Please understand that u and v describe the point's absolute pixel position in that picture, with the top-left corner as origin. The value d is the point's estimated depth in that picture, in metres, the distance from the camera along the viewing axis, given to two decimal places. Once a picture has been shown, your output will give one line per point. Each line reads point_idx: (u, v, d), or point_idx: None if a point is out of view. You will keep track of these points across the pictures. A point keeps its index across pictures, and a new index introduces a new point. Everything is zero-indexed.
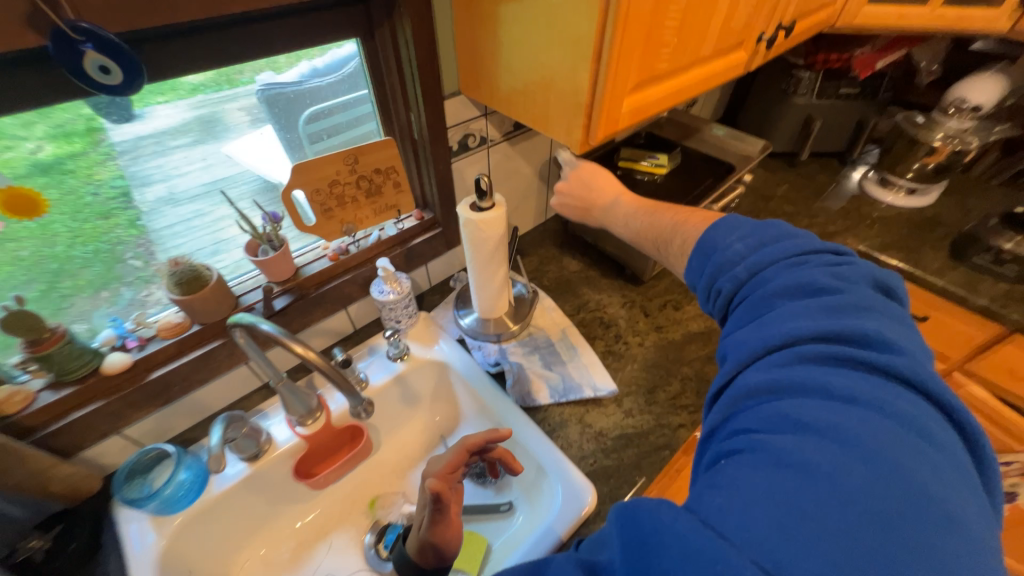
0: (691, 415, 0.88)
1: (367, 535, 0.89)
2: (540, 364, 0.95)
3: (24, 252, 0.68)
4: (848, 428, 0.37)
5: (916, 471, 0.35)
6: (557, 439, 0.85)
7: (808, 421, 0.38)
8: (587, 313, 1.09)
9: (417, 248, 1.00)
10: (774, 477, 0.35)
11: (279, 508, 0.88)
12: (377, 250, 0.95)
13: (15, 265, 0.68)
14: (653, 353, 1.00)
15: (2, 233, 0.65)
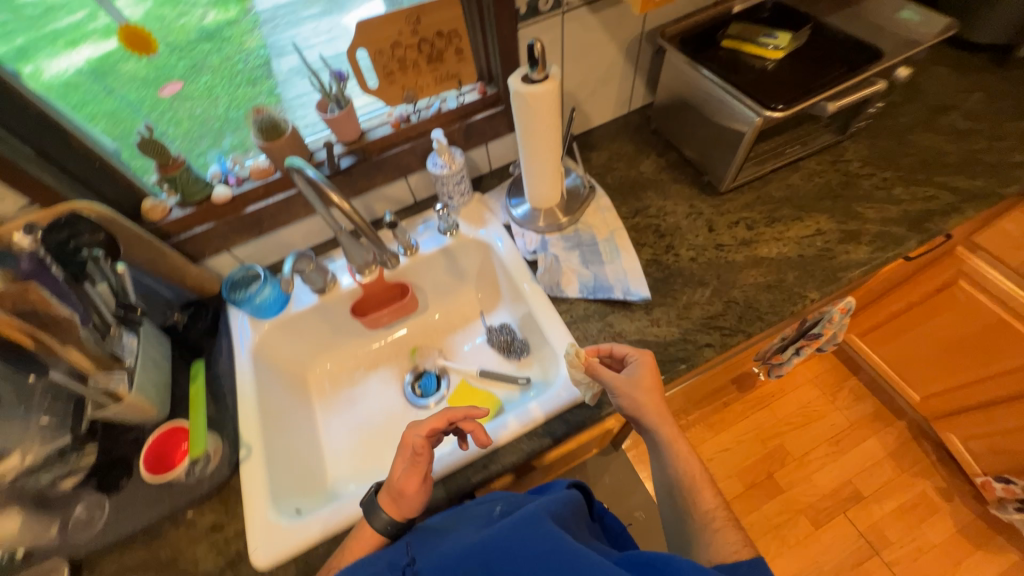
0: (721, 337, 0.84)
1: (407, 374, 1.08)
2: (578, 261, 0.95)
3: (198, 110, 0.91)
4: None
5: None
6: (574, 330, 0.88)
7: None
8: (644, 218, 1.02)
9: (477, 125, 0.99)
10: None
11: (343, 337, 1.08)
12: (437, 122, 0.96)
13: (194, 121, 0.91)
14: (703, 270, 0.92)
15: (183, 92, 0.88)
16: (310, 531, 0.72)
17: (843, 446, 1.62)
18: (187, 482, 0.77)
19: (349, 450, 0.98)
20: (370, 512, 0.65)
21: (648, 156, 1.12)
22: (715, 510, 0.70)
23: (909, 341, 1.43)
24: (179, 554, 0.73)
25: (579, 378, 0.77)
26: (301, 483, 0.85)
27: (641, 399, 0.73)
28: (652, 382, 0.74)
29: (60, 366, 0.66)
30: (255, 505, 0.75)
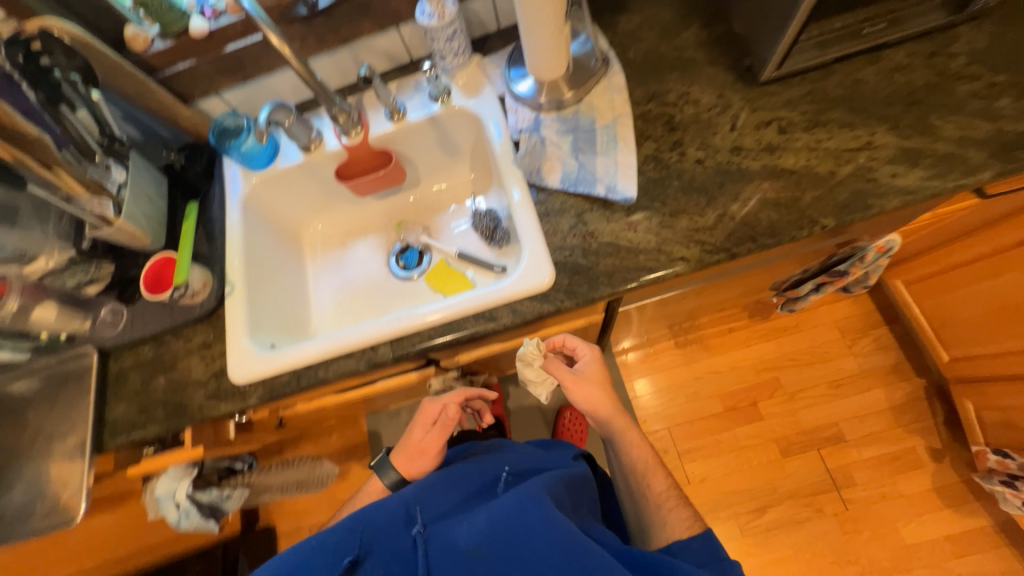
0: (700, 253, 0.76)
1: (393, 246, 1.10)
2: (567, 148, 0.85)
3: None
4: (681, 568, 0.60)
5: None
6: (546, 223, 0.83)
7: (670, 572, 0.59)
8: (658, 106, 0.87)
9: None
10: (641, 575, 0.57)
11: (334, 200, 1.10)
12: None
13: None
14: (706, 176, 0.80)
15: None
16: (277, 363, 0.83)
17: (842, 391, 1.56)
18: (182, 304, 0.89)
19: (333, 305, 1.07)
20: (382, 469, 0.92)
21: (687, 27, 0.91)
22: (666, 492, 0.84)
23: (961, 298, 1.24)
24: (178, 360, 0.88)
25: (533, 376, 0.90)
26: (282, 325, 0.96)
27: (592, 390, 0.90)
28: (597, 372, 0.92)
29: (52, 188, 0.72)
30: (235, 334, 0.86)
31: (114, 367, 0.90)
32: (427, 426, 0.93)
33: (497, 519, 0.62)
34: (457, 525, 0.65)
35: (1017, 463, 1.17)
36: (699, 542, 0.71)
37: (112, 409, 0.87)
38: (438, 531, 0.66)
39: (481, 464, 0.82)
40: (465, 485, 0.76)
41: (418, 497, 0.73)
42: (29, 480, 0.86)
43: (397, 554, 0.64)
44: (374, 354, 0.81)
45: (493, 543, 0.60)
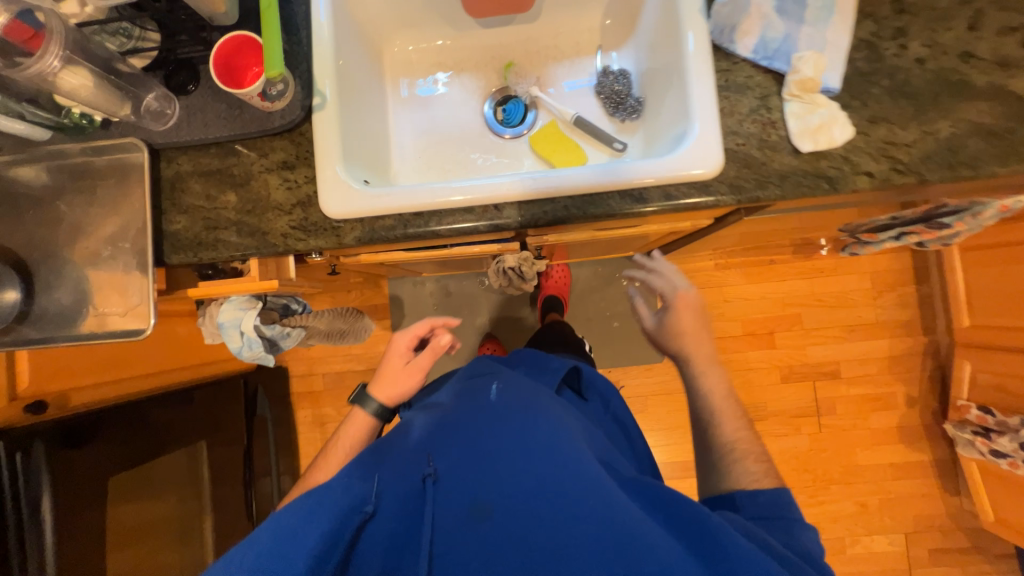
0: (889, 172, 0.67)
1: (492, 94, 0.94)
2: (772, 6, 0.68)
3: None
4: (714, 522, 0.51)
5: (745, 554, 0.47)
6: (723, 100, 0.70)
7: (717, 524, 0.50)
8: None
9: None
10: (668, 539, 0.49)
11: (433, 14, 0.89)
12: None
13: None
14: (920, 82, 0.68)
15: None
16: (380, 202, 0.71)
17: (853, 335, 1.66)
18: (258, 109, 0.71)
19: (416, 151, 0.93)
20: (361, 400, 0.92)
21: None
22: (738, 440, 0.72)
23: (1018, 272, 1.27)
24: (252, 178, 0.74)
25: (663, 281, 0.91)
26: (369, 161, 0.82)
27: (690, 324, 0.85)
28: (693, 318, 0.85)
29: None
30: (326, 159, 0.72)
31: (169, 171, 0.75)
32: (405, 355, 0.96)
33: (518, 480, 0.55)
34: (466, 468, 0.58)
35: (995, 420, 1.34)
36: (766, 497, 0.63)
37: (172, 221, 0.74)
38: (449, 473, 0.58)
39: (476, 390, 0.73)
40: (454, 413, 0.68)
41: (418, 444, 0.64)
42: (75, 284, 0.76)
43: (406, 499, 0.57)
44: (497, 214, 0.72)
45: (501, 501, 0.54)
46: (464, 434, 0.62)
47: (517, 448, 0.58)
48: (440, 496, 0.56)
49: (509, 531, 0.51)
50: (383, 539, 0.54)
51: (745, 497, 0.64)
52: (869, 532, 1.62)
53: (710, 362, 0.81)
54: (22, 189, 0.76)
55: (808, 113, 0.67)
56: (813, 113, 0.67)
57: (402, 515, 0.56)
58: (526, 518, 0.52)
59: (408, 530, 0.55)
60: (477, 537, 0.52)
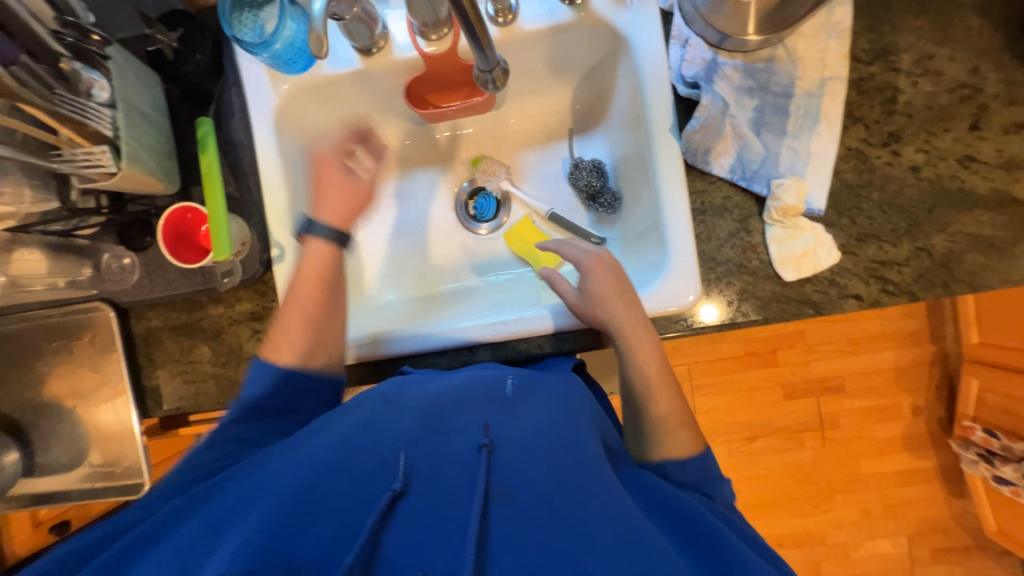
0: (878, 293, 0.63)
1: (463, 186, 0.88)
2: (748, 123, 0.62)
3: None
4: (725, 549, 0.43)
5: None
6: (698, 224, 0.66)
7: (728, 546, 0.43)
8: (886, 71, 0.62)
9: None
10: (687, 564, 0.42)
11: (387, 114, 0.82)
12: None
13: None
14: (915, 194, 0.62)
15: None
16: (382, 344, 0.70)
17: (859, 348, 1.63)
18: (206, 267, 0.69)
19: (388, 256, 0.86)
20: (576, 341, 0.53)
21: None
22: (671, 413, 0.60)
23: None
24: (223, 330, 0.74)
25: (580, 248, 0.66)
26: None
27: (608, 290, 0.62)
28: (613, 283, 0.62)
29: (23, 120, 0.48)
30: (292, 310, 0.70)
31: (140, 327, 0.75)
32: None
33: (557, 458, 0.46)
34: (516, 449, 0.47)
35: (1000, 443, 1.40)
36: (695, 465, 0.57)
37: (151, 376, 0.75)
38: (497, 449, 0.46)
39: (482, 370, 0.62)
40: (478, 390, 0.56)
41: (436, 415, 0.51)
42: (71, 440, 0.78)
43: (446, 473, 0.45)
44: (469, 354, 0.71)
45: (543, 477, 0.44)
46: (496, 409, 0.52)
47: (564, 439, 0.49)
48: (493, 474, 0.44)
49: (562, 522, 0.41)
50: (410, 523, 0.41)
51: (677, 468, 0.57)
52: (873, 536, 1.64)
53: (635, 323, 0.61)
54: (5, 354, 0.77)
55: (791, 238, 0.63)
56: (796, 237, 0.63)
57: (428, 495, 0.43)
58: (564, 508, 0.42)
59: (438, 515, 0.41)
60: (522, 523, 0.41)
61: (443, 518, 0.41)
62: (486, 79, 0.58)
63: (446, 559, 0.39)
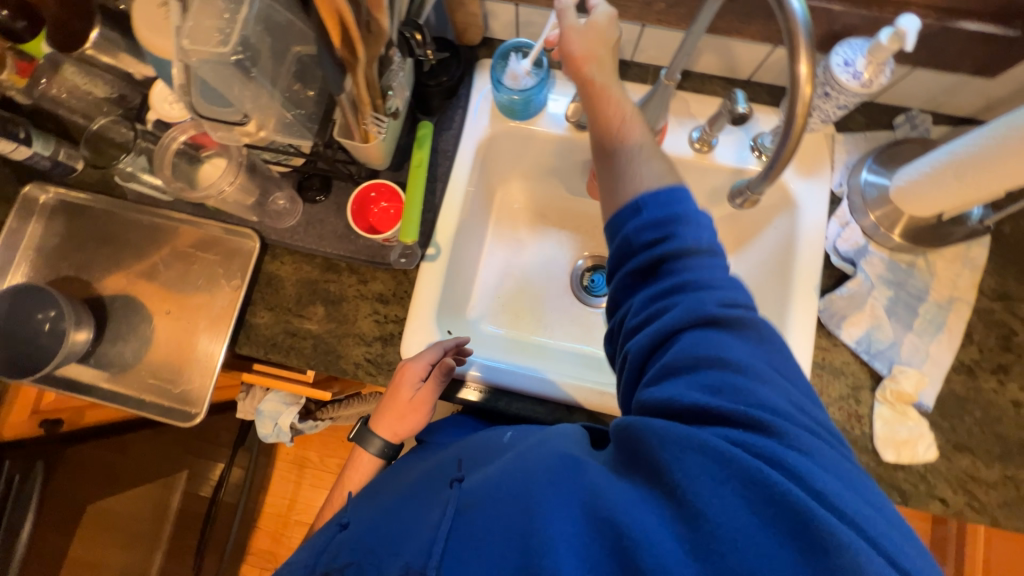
0: (964, 505, 0.66)
1: (581, 261, 0.96)
2: (883, 307, 0.70)
3: None
4: (734, 493, 0.36)
5: (796, 507, 0.35)
6: (815, 376, 0.71)
7: (744, 468, 0.37)
8: (1005, 311, 0.71)
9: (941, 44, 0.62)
10: (687, 531, 0.37)
11: (552, 175, 0.92)
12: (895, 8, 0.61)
13: None
14: (1013, 426, 0.68)
15: None
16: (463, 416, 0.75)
17: None
18: (368, 240, 0.74)
19: (500, 291, 0.92)
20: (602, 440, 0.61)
21: None
22: (663, 172, 0.54)
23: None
24: (345, 299, 0.76)
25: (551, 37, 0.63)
26: (453, 303, 0.83)
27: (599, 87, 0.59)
28: (602, 49, 0.58)
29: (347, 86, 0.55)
30: (422, 308, 0.73)
31: (271, 266, 0.77)
32: (413, 384, 0.68)
33: (523, 462, 0.46)
34: (485, 474, 0.49)
35: None
36: (662, 194, 0.51)
37: (256, 313, 0.76)
38: (464, 483, 0.50)
39: (485, 430, 0.63)
40: (475, 443, 0.60)
41: (433, 471, 0.58)
42: (142, 342, 0.77)
43: (424, 510, 0.50)
44: (565, 414, 0.73)
45: (495, 485, 0.45)
46: (479, 457, 0.56)
47: (532, 449, 0.48)
48: (460, 497, 0.47)
49: (514, 519, 0.41)
50: (372, 542, 0.49)
51: (649, 196, 0.51)
52: None
53: (609, 60, 0.59)
54: (133, 239, 0.79)
55: (897, 422, 0.67)
56: (902, 423, 0.67)
57: (389, 529, 0.50)
58: (512, 497, 0.43)
59: (397, 533, 0.48)
60: (477, 529, 0.42)
61: (419, 534, 0.45)
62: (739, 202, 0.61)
63: (419, 562, 0.42)
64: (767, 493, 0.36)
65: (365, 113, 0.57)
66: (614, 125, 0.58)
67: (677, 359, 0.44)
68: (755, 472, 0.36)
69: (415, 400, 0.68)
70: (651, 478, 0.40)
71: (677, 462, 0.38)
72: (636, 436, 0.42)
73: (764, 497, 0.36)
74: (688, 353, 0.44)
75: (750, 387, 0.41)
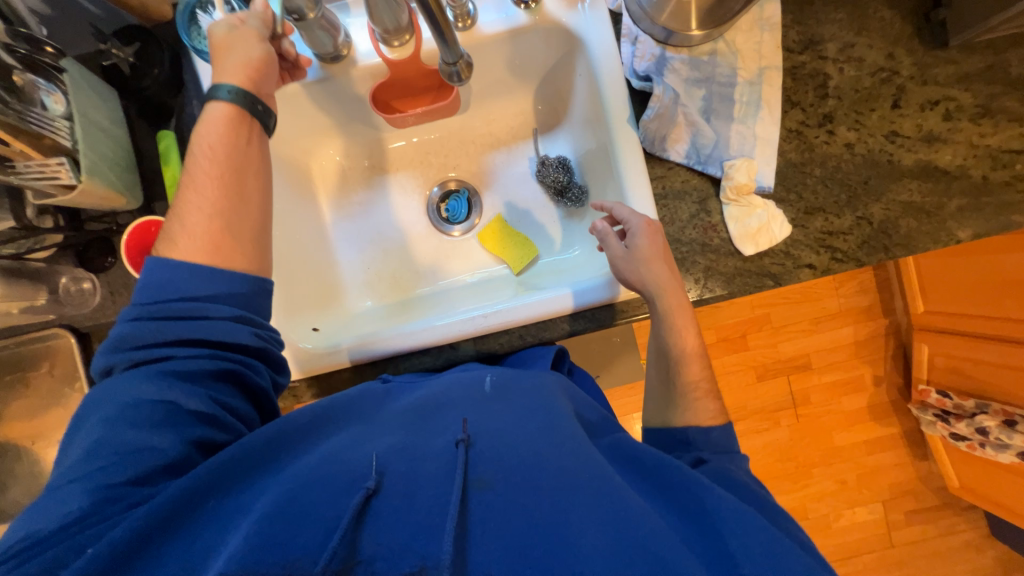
0: (829, 261, 0.68)
1: (434, 190, 0.89)
2: (699, 111, 0.67)
3: None
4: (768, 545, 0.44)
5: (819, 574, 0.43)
6: (662, 208, 0.69)
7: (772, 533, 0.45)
8: (815, 59, 0.69)
9: None
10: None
11: (354, 121, 0.83)
12: None
13: None
14: (853, 166, 0.68)
15: None
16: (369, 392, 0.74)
17: (820, 327, 1.69)
18: None
19: (364, 262, 0.86)
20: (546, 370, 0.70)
21: None
22: (699, 379, 0.64)
23: (988, 260, 1.25)
24: None
25: None
26: (311, 299, 0.79)
27: (670, 285, 0.62)
28: (655, 251, 0.62)
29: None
30: None
31: None
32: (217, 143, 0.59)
33: (564, 459, 0.48)
34: (493, 439, 0.50)
35: (953, 402, 1.47)
36: (719, 431, 0.61)
37: None
38: (475, 442, 0.49)
39: (457, 376, 0.64)
40: (455, 388, 0.59)
41: (419, 418, 0.55)
42: (30, 480, 0.74)
43: (428, 467, 0.48)
44: (453, 351, 0.72)
45: (517, 462, 0.48)
46: (473, 407, 0.55)
47: (545, 431, 0.52)
48: (470, 468, 0.47)
49: (547, 508, 0.45)
50: (406, 516, 0.44)
51: (699, 433, 0.61)
52: (850, 506, 1.68)
53: (684, 307, 0.63)
54: None
55: (747, 216, 0.67)
56: (751, 214, 0.67)
57: (421, 501, 0.45)
58: (538, 483, 0.47)
59: (428, 507, 0.45)
60: (502, 504, 0.45)
61: (432, 507, 0.45)
62: (452, 72, 0.56)
63: (431, 550, 0.42)
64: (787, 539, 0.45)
65: (11, 161, 0.51)
66: (647, 289, 0.63)
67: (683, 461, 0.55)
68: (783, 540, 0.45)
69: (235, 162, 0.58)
70: (687, 510, 0.48)
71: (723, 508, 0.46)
72: (681, 481, 0.49)
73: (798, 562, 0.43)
74: (713, 472, 0.55)
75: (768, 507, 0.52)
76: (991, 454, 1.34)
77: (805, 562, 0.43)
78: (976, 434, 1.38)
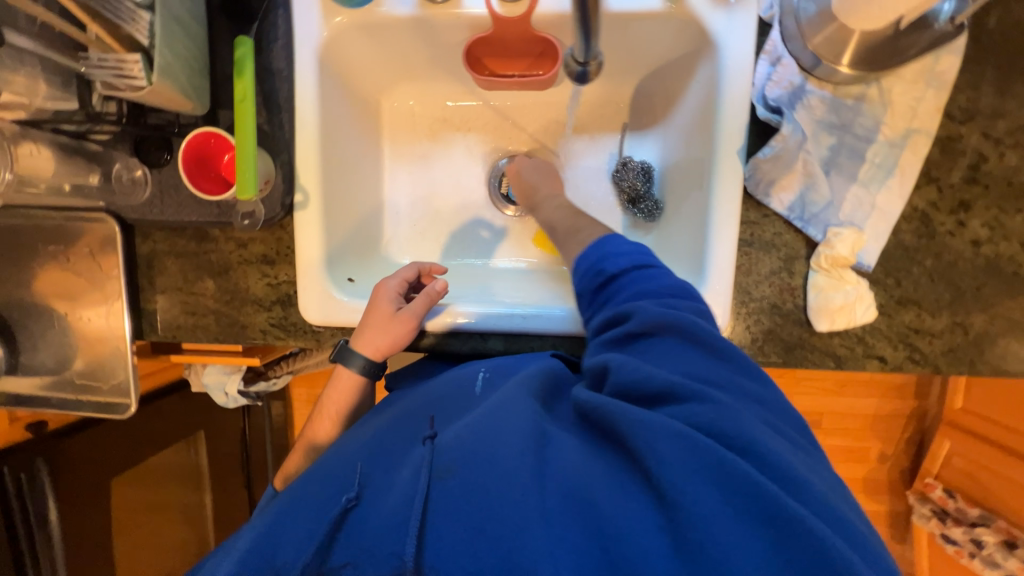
0: (904, 359, 0.62)
1: (502, 161, 0.82)
2: (820, 161, 0.60)
3: None
4: (695, 479, 0.38)
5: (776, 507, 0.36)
6: (742, 255, 0.63)
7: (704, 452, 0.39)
8: (975, 135, 0.59)
9: None
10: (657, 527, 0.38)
11: (437, 68, 0.75)
12: None
13: None
14: (971, 266, 0.60)
15: None
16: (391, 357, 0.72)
17: (844, 391, 1.61)
18: (226, 200, 0.65)
19: (411, 218, 0.82)
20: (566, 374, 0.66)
21: None
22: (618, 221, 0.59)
23: None
24: (230, 267, 0.70)
25: None
26: (357, 245, 0.75)
27: None
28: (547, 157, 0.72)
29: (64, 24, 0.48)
30: (306, 263, 0.67)
31: (144, 248, 0.71)
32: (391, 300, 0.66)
33: (505, 441, 0.45)
34: (456, 433, 0.48)
35: (955, 504, 1.42)
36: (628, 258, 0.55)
37: (150, 299, 0.72)
38: (436, 439, 0.48)
39: (452, 371, 0.63)
40: (445, 391, 0.59)
41: (404, 422, 0.57)
42: (57, 348, 0.76)
43: (401, 476, 0.47)
44: (481, 342, 0.69)
45: (469, 452, 0.45)
46: (456, 415, 0.54)
47: (501, 415, 0.48)
48: (434, 464, 0.46)
49: (489, 494, 0.42)
50: (371, 526, 0.44)
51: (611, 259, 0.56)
52: None
53: None
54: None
55: (834, 289, 0.60)
56: (839, 289, 0.60)
57: (388, 508, 0.44)
58: (490, 466, 0.43)
59: (392, 511, 0.43)
60: (460, 496, 0.42)
61: (396, 510, 0.43)
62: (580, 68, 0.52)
63: (399, 547, 0.41)
64: (759, 505, 0.37)
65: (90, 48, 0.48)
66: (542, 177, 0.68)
67: (625, 373, 0.47)
68: (738, 468, 0.38)
69: (393, 330, 0.65)
70: (632, 461, 0.42)
71: (651, 445, 0.40)
72: (613, 420, 0.44)
73: (747, 499, 0.37)
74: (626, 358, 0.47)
75: (710, 390, 0.43)
76: (977, 566, 1.32)
77: (744, 480, 0.37)
78: (969, 544, 1.34)
